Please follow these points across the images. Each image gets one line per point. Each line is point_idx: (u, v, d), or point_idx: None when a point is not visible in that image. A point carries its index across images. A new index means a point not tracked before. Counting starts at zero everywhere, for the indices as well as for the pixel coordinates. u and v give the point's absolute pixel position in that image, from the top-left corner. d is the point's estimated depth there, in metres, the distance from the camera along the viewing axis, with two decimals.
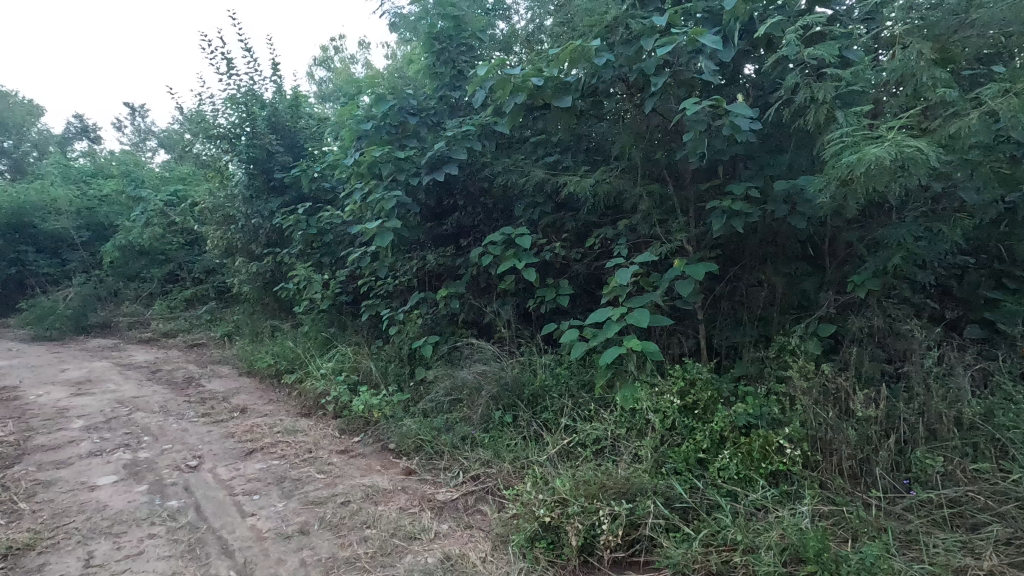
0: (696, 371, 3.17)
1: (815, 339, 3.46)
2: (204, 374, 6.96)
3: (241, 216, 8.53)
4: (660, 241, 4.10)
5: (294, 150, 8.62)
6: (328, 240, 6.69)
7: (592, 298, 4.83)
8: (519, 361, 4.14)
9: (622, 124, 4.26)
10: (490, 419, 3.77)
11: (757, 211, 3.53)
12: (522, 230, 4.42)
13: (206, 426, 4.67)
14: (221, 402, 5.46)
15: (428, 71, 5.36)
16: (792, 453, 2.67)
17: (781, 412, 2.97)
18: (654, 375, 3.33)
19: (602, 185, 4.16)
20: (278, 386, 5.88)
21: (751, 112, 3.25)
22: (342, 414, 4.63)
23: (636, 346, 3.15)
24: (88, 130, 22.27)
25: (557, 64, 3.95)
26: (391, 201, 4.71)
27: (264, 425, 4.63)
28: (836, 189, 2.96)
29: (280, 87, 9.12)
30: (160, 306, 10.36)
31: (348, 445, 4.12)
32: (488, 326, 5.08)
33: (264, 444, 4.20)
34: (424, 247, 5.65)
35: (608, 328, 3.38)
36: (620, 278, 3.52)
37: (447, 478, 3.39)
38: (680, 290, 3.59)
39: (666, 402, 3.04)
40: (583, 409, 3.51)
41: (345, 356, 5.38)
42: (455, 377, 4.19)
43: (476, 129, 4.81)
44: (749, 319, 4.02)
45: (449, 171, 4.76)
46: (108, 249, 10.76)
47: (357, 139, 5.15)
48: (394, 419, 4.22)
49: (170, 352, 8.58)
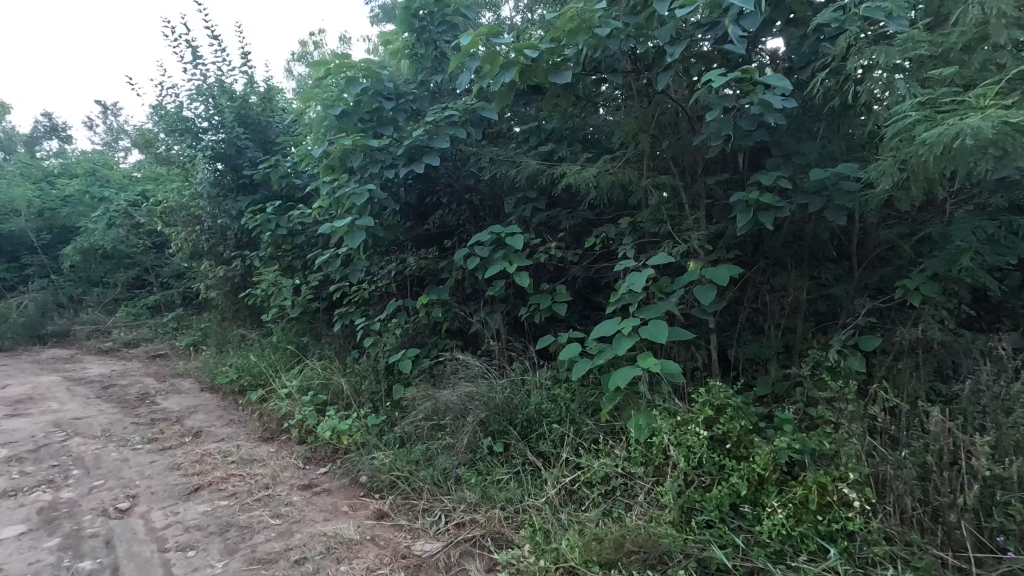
0: (724, 396, 2.65)
1: (856, 355, 2.98)
2: (163, 390, 6.32)
3: (207, 216, 7.87)
4: (672, 240, 3.59)
5: (266, 146, 8.00)
6: (301, 242, 6.09)
7: (591, 305, 4.33)
8: (511, 381, 3.59)
9: (627, 110, 3.81)
10: (478, 449, 3.23)
11: (787, 206, 3.03)
12: (515, 229, 3.86)
13: (150, 456, 4.05)
14: (172, 424, 4.83)
15: (407, 53, 4.82)
16: (856, 505, 2.17)
17: (829, 446, 2.48)
18: (672, 401, 2.82)
19: (605, 176, 3.64)
20: (241, 403, 5.27)
21: (788, 84, 2.66)
22: (308, 439, 4.05)
23: (654, 368, 2.62)
24: (58, 129, 21.29)
25: (555, 34, 3.41)
26: (363, 195, 4.15)
27: (217, 453, 4.04)
28: (897, 181, 2.48)
29: (251, 79, 8.51)
30: (124, 313, 9.65)
31: (312, 479, 3.54)
32: (475, 336, 4.54)
33: (214, 478, 3.61)
34: (404, 248, 5.10)
35: (619, 345, 2.82)
36: (632, 283, 2.97)
37: (427, 524, 2.84)
38: (699, 298, 3.06)
39: (690, 434, 2.53)
40: (588, 439, 2.98)
41: (315, 371, 4.80)
42: (436, 398, 3.65)
43: (460, 115, 4.27)
44: (770, 329, 3.56)
45: (430, 162, 4.19)
46: (68, 253, 10.04)
47: (326, 128, 4.57)
48: (367, 448, 3.67)
49: (129, 364, 7.90)
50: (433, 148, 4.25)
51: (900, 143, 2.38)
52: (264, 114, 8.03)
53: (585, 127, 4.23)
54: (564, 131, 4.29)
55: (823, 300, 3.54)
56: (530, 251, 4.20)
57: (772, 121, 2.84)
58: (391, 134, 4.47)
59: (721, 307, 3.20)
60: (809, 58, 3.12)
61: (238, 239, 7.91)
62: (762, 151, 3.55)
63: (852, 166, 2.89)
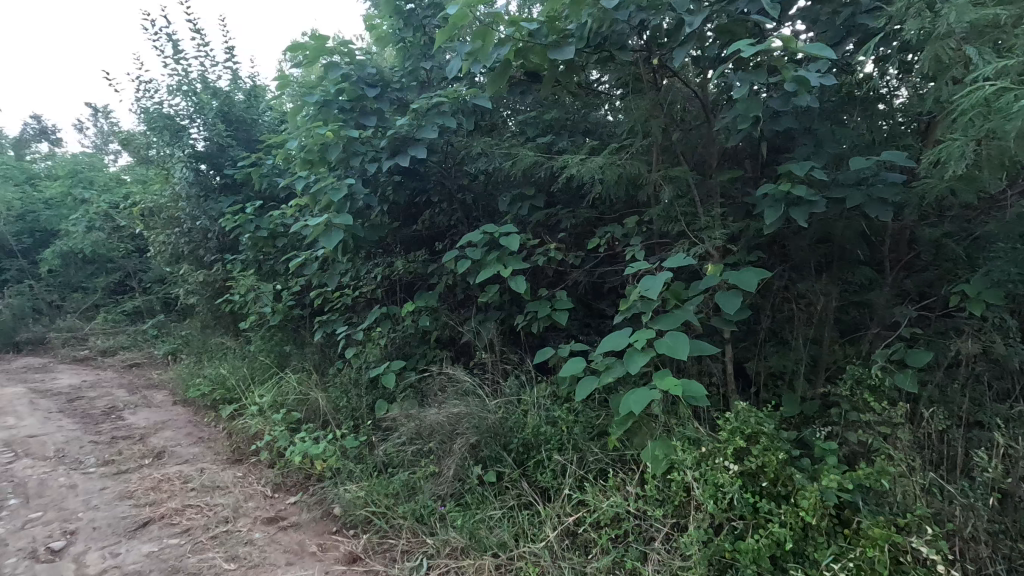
0: (756, 423, 2.25)
1: (904, 372, 2.59)
2: (133, 403, 5.87)
3: (187, 217, 7.45)
4: (686, 241, 3.20)
5: (250, 145, 7.59)
6: (282, 244, 5.67)
7: (593, 313, 3.94)
8: (504, 400, 3.19)
9: (635, 97, 3.42)
10: (467, 479, 2.82)
11: (823, 200, 2.64)
12: (509, 228, 3.44)
13: (101, 483, 3.61)
14: (134, 443, 4.39)
15: (392, 39, 4.39)
16: (931, 565, 1.77)
17: (884, 483, 2.08)
18: (693, 427, 2.42)
19: (611, 169, 3.26)
20: (212, 419, 4.83)
21: (832, 55, 2.25)
22: (278, 463, 3.63)
23: (675, 391, 2.19)
24: (47, 133, 20.72)
25: (555, 5, 3.01)
26: (342, 191, 3.74)
27: (177, 478, 3.61)
28: (964, 169, 2.10)
29: (236, 75, 8.10)
30: (103, 319, 9.22)
31: (279, 512, 3.11)
32: (466, 347, 4.14)
33: (168, 509, 3.18)
34: (390, 251, 4.70)
35: (631, 362, 2.39)
36: (645, 288, 2.53)
37: (405, 572, 2.43)
38: (722, 306, 2.65)
39: (718, 469, 2.14)
40: (593, 469, 2.59)
41: (290, 385, 4.37)
42: (421, 417, 3.24)
43: (450, 103, 3.87)
44: (796, 340, 3.19)
45: (416, 154, 3.79)
46: (46, 257, 9.61)
47: (304, 118, 4.15)
48: (342, 474, 3.25)
49: (102, 374, 7.45)
50: (420, 139, 3.86)
51: (972, 119, 2.04)
52: (248, 111, 7.62)
53: (587, 117, 3.85)
54: (564, 121, 3.90)
55: (852, 308, 3.22)
56: (527, 254, 3.82)
57: (801, 104, 2.50)
58: (375, 125, 4.02)
59: (746, 315, 2.79)
60: (843, 32, 2.75)
61: (220, 242, 7.48)
62: (786, 140, 3.17)
63: (900, 155, 2.52)
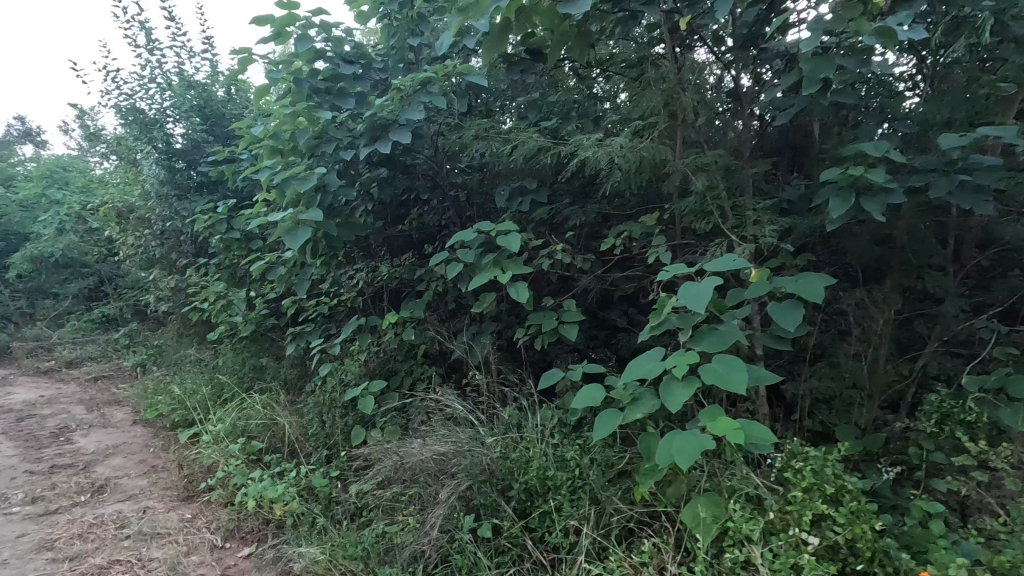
0: (833, 476, 1.74)
1: (1006, 405, 2.07)
2: (89, 423, 5.24)
3: (159, 217, 6.88)
4: (721, 241, 2.68)
5: (229, 141, 7.03)
6: (257, 246, 5.10)
7: (603, 324, 3.44)
8: (502, 433, 2.64)
9: (660, 70, 2.88)
10: (455, 536, 2.27)
11: (902, 188, 2.11)
12: (508, 225, 2.88)
13: (20, 528, 3.02)
14: (74, 474, 3.79)
15: (377, 12, 3.77)
16: None
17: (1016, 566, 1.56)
18: (746, 476, 1.90)
19: (630, 154, 2.72)
20: (169, 444, 4.24)
21: None
22: (233, 503, 3.06)
23: (732, 437, 1.65)
24: (32, 133, 19.96)
25: None
26: (310, 181, 3.17)
27: (111, 522, 3.02)
28: None
29: (216, 66, 7.55)
30: (73, 327, 8.60)
31: (226, 571, 2.55)
32: (458, 364, 3.60)
33: (91, 566, 2.60)
34: (373, 254, 4.15)
35: (669, 395, 1.84)
36: (685, 296, 1.97)
37: None
38: (777, 320, 2.10)
39: (792, 545, 1.62)
40: (614, 529, 2.05)
41: (256, 408, 3.80)
42: (401, 453, 2.68)
43: (441, 81, 3.33)
44: (851, 360, 2.67)
45: (399, 139, 3.22)
46: (14, 260, 8.99)
47: (270, 99, 3.57)
48: (306, 522, 2.69)
49: (63, 388, 6.81)
50: (403, 123, 3.29)
51: None
52: (227, 104, 7.06)
53: (598, 100, 3.35)
54: (572, 104, 3.39)
55: (917, 319, 2.74)
56: (528, 257, 3.30)
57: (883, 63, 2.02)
58: (352, 107, 3.46)
59: (803, 332, 2.25)
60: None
61: (194, 244, 6.90)
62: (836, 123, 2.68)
63: (1004, 130, 2.01)
